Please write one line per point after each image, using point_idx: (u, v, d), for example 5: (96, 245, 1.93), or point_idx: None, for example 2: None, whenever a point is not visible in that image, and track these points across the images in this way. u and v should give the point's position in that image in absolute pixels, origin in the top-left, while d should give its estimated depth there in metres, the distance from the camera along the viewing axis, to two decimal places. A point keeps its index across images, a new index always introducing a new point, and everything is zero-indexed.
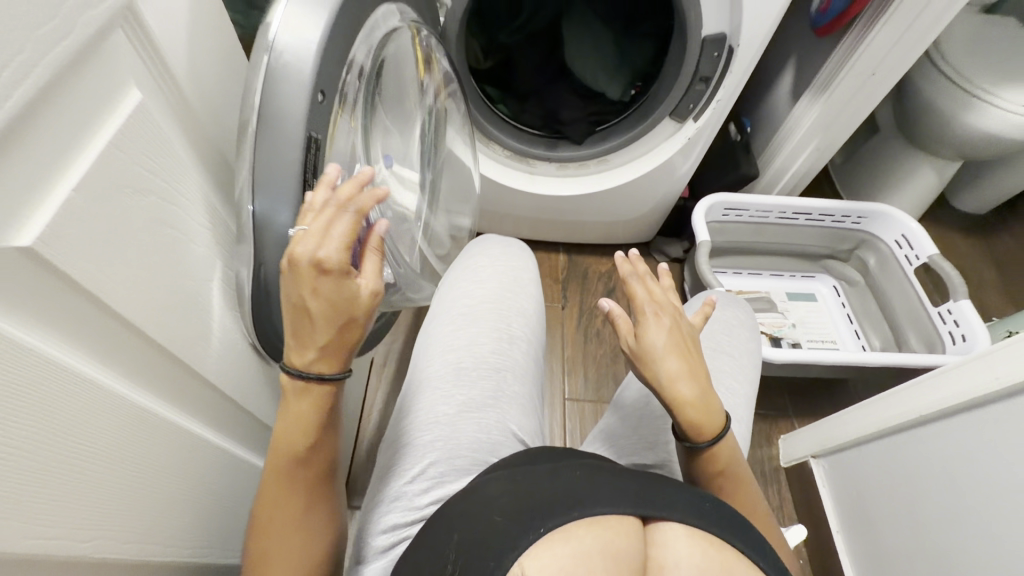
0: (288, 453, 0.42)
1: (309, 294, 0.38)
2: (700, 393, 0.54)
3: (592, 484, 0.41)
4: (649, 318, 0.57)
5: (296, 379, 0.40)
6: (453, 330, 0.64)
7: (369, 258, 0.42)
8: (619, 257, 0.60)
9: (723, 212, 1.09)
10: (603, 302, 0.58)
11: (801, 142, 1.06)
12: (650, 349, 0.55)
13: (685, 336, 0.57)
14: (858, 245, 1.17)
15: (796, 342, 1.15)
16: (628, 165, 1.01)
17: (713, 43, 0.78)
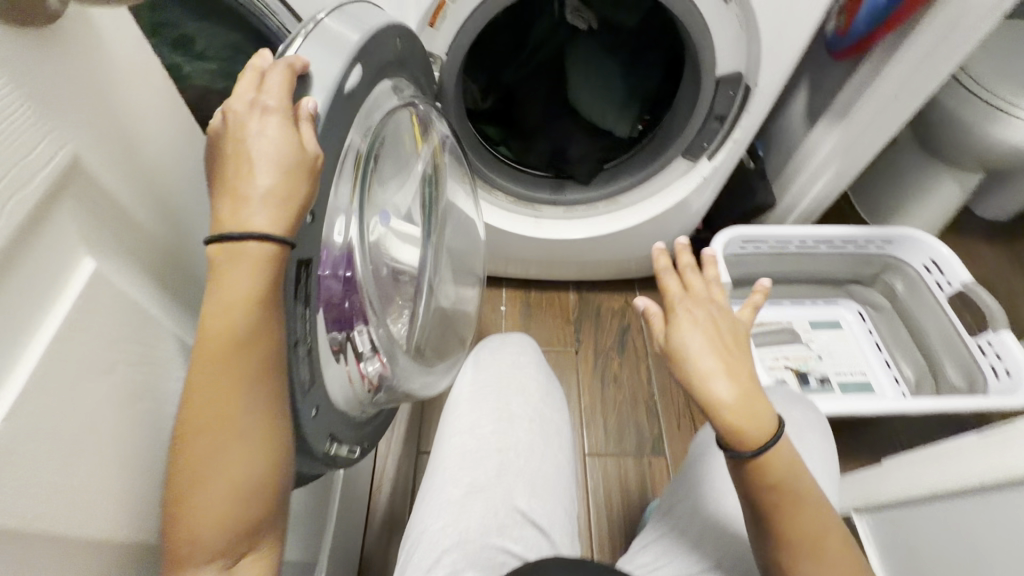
0: (217, 342, 0.31)
1: (246, 139, 0.33)
2: (743, 395, 0.48)
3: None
4: (682, 315, 0.53)
5: (225, 244, 0.31)
6: (464, 416, 0.57)
7: (305, 118, 0.35)
8: (655, 249, 0.58)
9: (741, 246, 1.04)
10: (637, 302, 0.56)
11: (820, 169, 1.00)
12: (685, 347, 0.51)
13: (728, 334, 0.52)
14: (884, 269, 1.12)
15: (824, 376, 1.09)
16: (639, 205, 0.96)
17: (729, 82, 0.73)
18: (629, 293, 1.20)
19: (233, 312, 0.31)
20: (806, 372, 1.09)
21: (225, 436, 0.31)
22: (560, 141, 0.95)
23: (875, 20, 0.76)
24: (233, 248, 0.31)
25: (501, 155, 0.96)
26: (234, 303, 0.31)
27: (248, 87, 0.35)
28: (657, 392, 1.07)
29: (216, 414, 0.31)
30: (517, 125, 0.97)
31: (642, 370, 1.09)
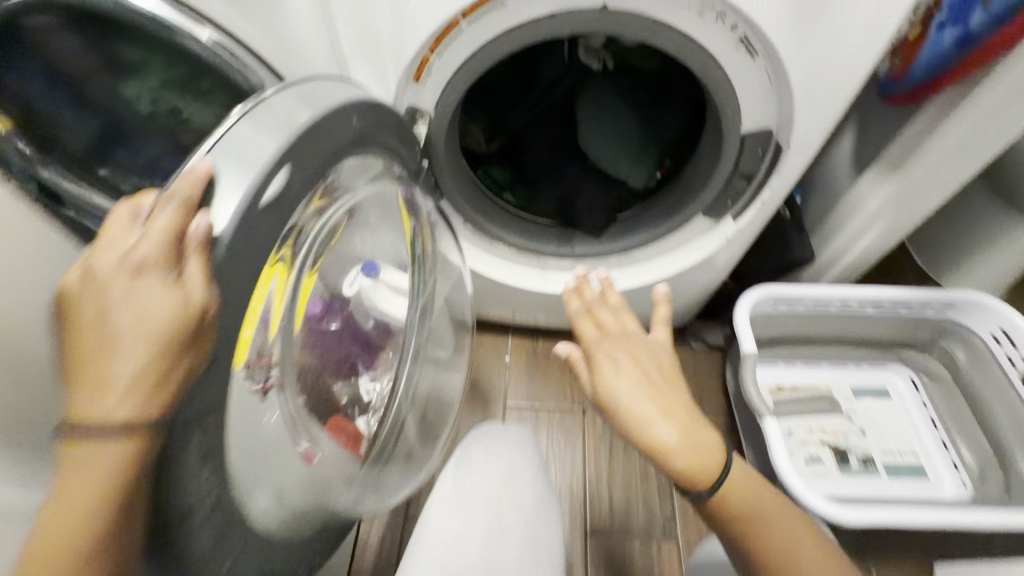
0: (67, 541, 0.28)
1: (115, 301, 0.30)
2: (682, 433, 0.55)
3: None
4: (602, 360, 0.61)
5: (84, 433, 0.29)
6: (450, 539, 0.52)
7: (183, 270, 0.30)
8: (567, 296, 0.69)
9: (773, 305, 0.92)
10: (560, 349, 0.64)
11: (868, 222, 0.87)
12: (615, 393, 0.58)
13: (652, 369, 0.60)
14: (942, 334, 0.98)
15: (867, 456, 0.96)
16: (655, 261, 0.86)
17: (757, 137, 0.63)
18: None
19: (87, 507, 0.28)
20: (847, 450, 0.96)
21: None
22: (569, 189, 0.87)
23: (935, 68, 0.64)
24: (91, 440, 0.29)
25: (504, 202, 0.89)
26: (88, 499, 0.28)
27: (120, 233, 0.32)
28: None
29: None
30: (524, 169, 0.89)
31: None
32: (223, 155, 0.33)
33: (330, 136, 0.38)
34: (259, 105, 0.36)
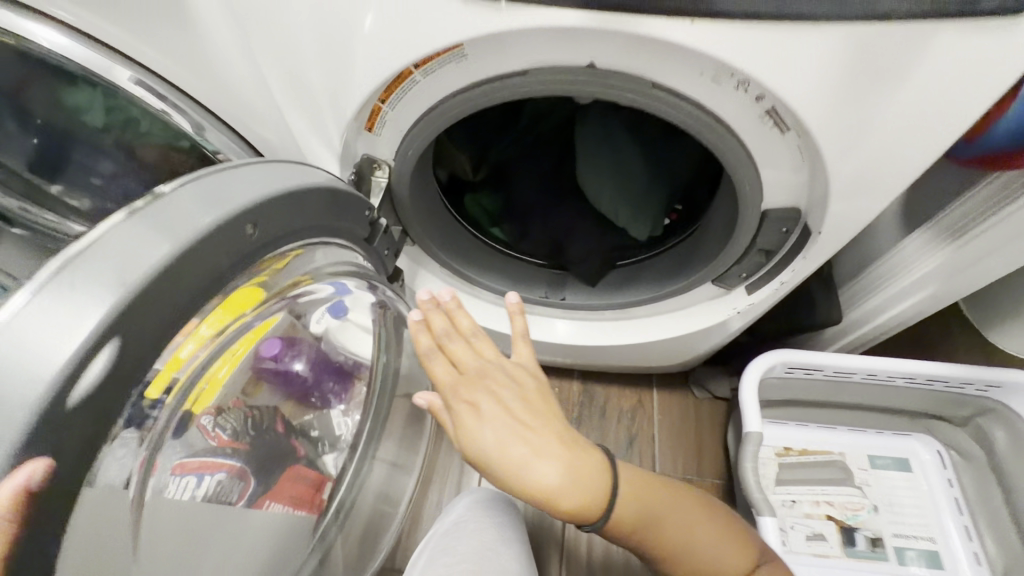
0: None
1: None
2: (563, 470, 0.48)
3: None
4: (463, 405, 0.52)
5: None
6: None
7: None
8: (411, 327, 0.55)
9: (786, 370, 0.82)
10: (417, 400, 0.53)
11: (909, 287, 0.75)
12: (486, 444, 0.50)
13: (514, 401, 0.52)
14: (980, 412, 0.86)
15: (878, 536, 0.87)
16: (654, 320, 0.76)
17: (782, 215, 0.52)
18: (644, 389, 1.02)
19: None
20: (856, 528, 0.87)
21: None
22: (562, 229, 0.77)
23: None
24: None
25: (490, 241, 0.80)
26: None
27: None
28: None
29: None
30: (513, 202, 0.78)
31: None
32: (52, 298, 0.26)
33: (216, 252, 0.31)
34: (143, 209, 0.30)
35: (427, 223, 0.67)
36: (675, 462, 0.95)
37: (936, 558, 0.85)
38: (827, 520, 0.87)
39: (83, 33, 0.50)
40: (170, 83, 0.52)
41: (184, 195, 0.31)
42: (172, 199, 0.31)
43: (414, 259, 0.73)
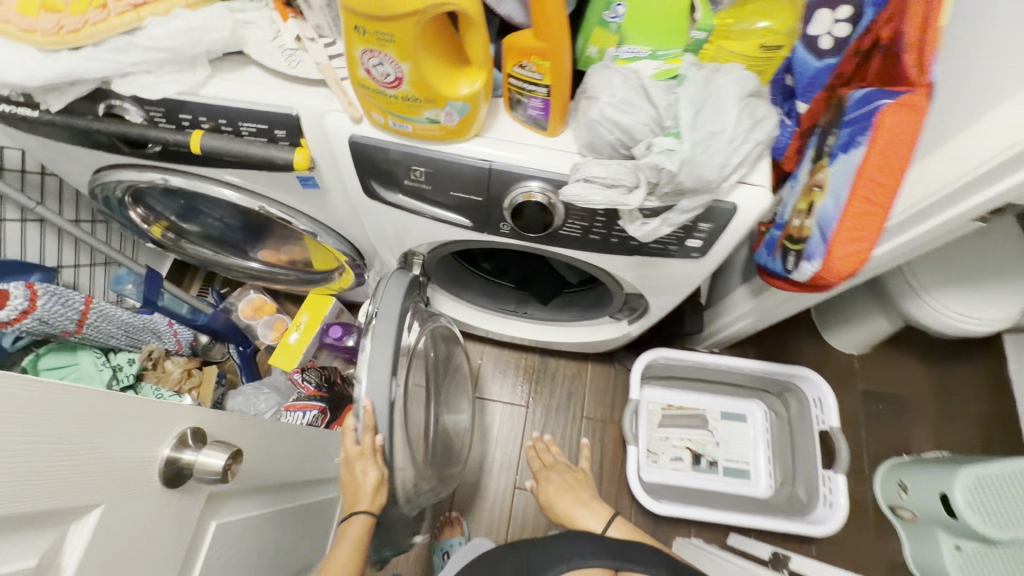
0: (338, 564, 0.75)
1: (354, 473, 0.76)
2: (597, 517, 0.93)
3: (572, 550, 0.70)
4: (548, 485, 1.04)
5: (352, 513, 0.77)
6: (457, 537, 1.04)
7: (376, 458, 0.75)
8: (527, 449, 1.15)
9: (664, 360, 1.31)
10: (526, 483, 1.06)
11: (738, 315, 1.20)
12: (559, 504, 0.99)
13: (573, 484, 1.03)
14: (786, 389, 1.37)
15: (715, 460, 1.40)
16: (581, 329, 1.23)
17: (635, 297, 0.96)
18: (581, 362, 1.50)
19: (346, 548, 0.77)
20: (702, 454, 1.40)
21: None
22: (527, 272, 1.16)
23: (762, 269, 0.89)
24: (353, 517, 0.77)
25: (479, 271, 1.20)
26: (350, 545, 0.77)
27: (349, 442, 0.76)
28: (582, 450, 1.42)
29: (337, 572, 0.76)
30: (496, 252, 1.15)
31: (573, 430, 1.44)
32: (371, 372, 0.72)
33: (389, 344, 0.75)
34: (375, 334, 0.74)
35: (442, 273, 1.10)
36: (597, 410, 1.46)
37: (747, 473, 1.39)
38: (684, 449, 1.40)
39: (246, 191, 0.86)
40: (299, 211, 0.90)
41: (381, 321, 0.75)
42: (377, 327, 0.75)
43: (434, 287, 1.18)
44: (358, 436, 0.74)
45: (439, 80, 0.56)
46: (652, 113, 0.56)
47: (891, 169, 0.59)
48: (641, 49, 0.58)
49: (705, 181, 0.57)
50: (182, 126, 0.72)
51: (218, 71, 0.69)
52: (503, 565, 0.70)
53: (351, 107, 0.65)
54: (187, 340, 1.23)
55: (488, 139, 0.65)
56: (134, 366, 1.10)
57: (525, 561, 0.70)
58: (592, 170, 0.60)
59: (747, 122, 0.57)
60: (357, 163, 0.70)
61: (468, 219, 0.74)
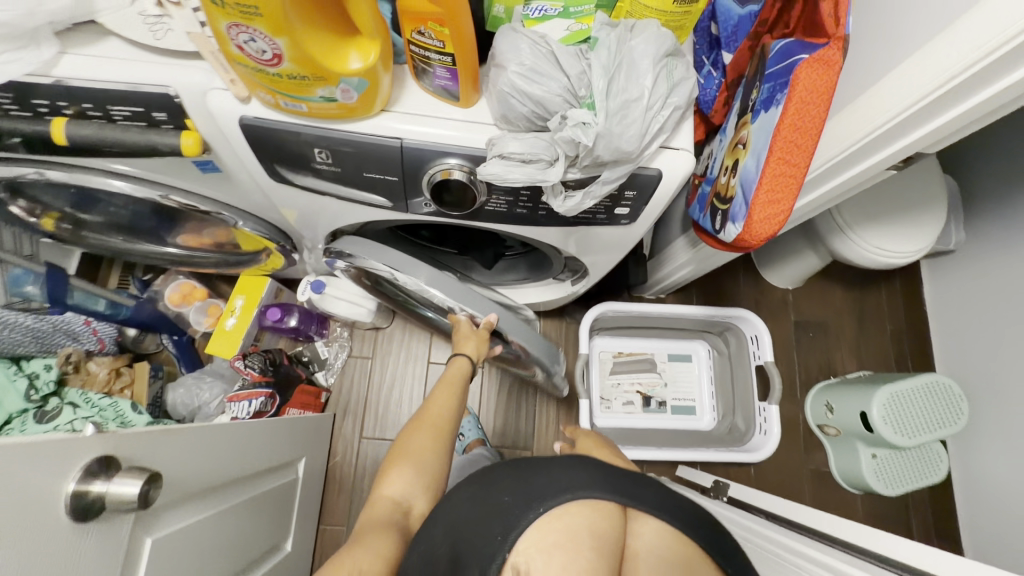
0: (434, 415, 0.82)
1: (463, 337, 0.87)
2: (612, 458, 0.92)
3: (574, 477, 0.55)
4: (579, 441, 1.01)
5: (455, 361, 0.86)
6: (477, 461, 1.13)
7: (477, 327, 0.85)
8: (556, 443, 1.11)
9: (611, 312, 1.35)
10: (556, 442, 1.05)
11: (680, 264, 1.22)
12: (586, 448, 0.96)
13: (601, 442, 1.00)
14: (727, 329, 1.44)
15: (663, 400, 1.48)
16: (527, 290, 1.23)
17: (575, 261, 0.96)
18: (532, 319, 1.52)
19: (443, 398, 0.83)
20: (651, 396, 1.48)
21: (418, 421, 0.81)
22: (469, 239, 1.11)
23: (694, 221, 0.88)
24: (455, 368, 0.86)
25: (420, 240, 1.15)
26: (447, 394, 0.84)
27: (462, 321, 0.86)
28: (538, 402, 1.47)
29: (428, 416, 0.82)
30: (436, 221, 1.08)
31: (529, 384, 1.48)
32: (419, 275, 0.80)
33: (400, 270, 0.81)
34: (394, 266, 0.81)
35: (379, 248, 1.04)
36: None
37: (693, 409, 1.48)
38: (635, 392, 1.47)
39: (137, 180, 0.77)
40: (206, 197, 0.83)
41: (394, 264, 0.81)
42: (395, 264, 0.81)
43: None
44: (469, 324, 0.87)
45: (329, 55, 0.50)
46: (564, 83, 0.52)
47: (809, 130, 0.58)
48: (551, 5, 0.54)
49: (623, 151, 0.54)
50: (41, 114, 0.62)
51: (70, 46, 0.59)
52: (507, 484, 0.56)
53: (236, 85, 0.57)
54: (111, 337, 1.15)
55: (397, 113, 0.60)
56: (53, 372, 1.01)
57: (526, 487, 0.55)
58: (508, 146, 0.56)
59: (665, 85, 0.55)
60: (255, 147, 0.63)
61: (388, 200, 0.69)
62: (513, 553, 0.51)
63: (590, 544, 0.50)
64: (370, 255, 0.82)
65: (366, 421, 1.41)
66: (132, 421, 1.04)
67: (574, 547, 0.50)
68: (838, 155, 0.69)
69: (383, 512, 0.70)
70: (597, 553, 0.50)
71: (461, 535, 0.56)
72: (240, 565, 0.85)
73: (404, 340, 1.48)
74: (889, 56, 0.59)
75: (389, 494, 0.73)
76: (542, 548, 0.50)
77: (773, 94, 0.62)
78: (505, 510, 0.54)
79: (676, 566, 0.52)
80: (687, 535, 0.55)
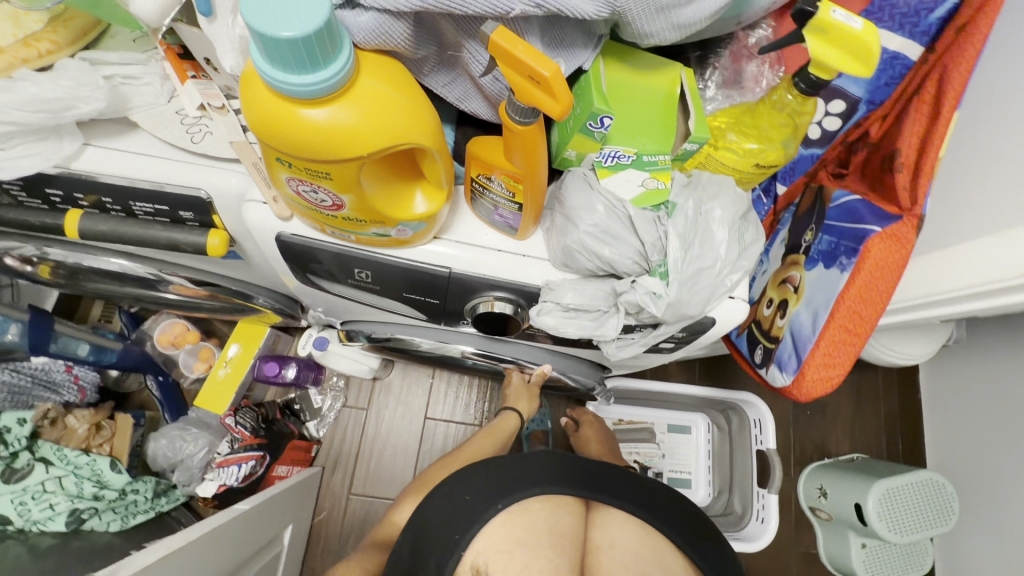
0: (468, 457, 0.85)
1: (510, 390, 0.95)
2: None
3: (538, 474, 0.60)
4: None
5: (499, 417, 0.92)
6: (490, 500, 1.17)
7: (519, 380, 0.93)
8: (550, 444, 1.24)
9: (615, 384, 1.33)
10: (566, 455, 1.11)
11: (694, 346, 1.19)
12: None
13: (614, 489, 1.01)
14: (730, 408, 1.44)
15: (660, 471, 1.44)
16: None
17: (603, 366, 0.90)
18: None
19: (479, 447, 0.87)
20: (648, 466, 1.44)
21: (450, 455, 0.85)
22: None
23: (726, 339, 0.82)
24: (499, 423, 0.92)
25: None
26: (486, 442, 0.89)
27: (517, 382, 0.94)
28: None
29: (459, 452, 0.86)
30: None
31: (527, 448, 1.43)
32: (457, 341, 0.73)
33: (433, 334, 0.72)
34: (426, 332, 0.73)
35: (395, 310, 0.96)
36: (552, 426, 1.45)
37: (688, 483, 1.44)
38: (633, 461, 1.43)
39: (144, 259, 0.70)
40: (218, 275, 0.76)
41: (423, 335, 0.73)
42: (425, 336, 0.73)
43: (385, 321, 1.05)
44: (521, 382, 0.94)
45: (392, 205, 0.45)
46: (637, 247, 0.50)
47: (874, 302, 0.57)
48: (624, 151, 0.50)
49: (687, 316, 0.52)
50: (53, 203, 0.56)
51: (93, 138, 0.53)
52: (469, 483, 0.60)
53: (277, 205, 0.52)
54: (91, 385, 1.08)
55: (448, 241, 0.55)
56: (25, 427, 0.93)
57: (491, 483, 0.60)
58: (565, 297, 0.53)
59: (736, 248, 0.52)
60: (287, 259, 0.59)
61: (422, 313, 0.64)
62: (473, 551, 0.56)
63: (548, 539, 0.55)
64: (390, 332, 0.75)
65: (356, 477, 1.35)
66: (109, 484, 0.97)
67: (534, 538, 0.55)
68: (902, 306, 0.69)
69: (386, 532, 0.72)
70: (560, 551, 0.55)
71: (428, 530, 0.59)
72: None
73: (401, 392, 1.40)
74: (985, 228, 0.61)
75: (400, 518, 0.74)
76: (503, 547, 0.55)
77: (837, 252, 0.58)
78: (465, 508, 0.58)
79: (639, 551, 0.56)
80: (646, 521, 0.60)
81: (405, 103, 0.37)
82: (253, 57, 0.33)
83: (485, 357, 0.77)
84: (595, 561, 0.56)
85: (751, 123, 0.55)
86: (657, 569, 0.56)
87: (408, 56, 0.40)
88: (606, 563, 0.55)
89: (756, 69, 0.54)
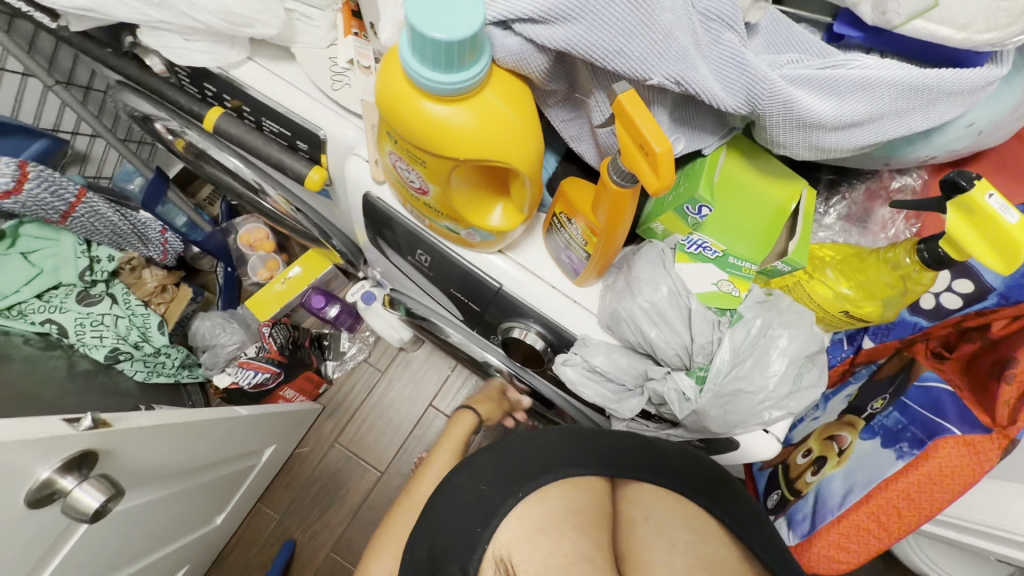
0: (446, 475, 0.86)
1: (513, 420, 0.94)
2: None
3: (555, 453, 0.49)
4: None
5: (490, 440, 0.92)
6: None
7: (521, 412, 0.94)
8: None
9: None
10: None
11: None
12: None
13: None
14: None
15: None
16: None
17: None
18: None
19: None
20: None
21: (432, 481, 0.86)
22: None
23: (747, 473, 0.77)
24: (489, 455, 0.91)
25: None
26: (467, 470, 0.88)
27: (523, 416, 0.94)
28: None
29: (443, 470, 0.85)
30: None
31: None
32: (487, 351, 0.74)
33: (468, 338, 0.74)
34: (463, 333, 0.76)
35: None
36: None
37: None
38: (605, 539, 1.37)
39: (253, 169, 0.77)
40: (308, 205, 0.83)
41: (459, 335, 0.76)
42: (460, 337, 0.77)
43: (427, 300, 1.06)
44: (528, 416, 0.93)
45: (473, 210, 0.46)
46: (685, 342, 0.48)
47: (920, 508, 0.50)
48: (713, 244, 0.48)
49: (707, 431, 0.52)
50: (205, 96, 0.64)
51: (258, 55, 0.60)
52: (483, 471, 0.48)
53: (376, 167, 0.55)
54: (174, 252, 1.20)
55: (510, 259, 0.56)
56: (111, 264, 1.05)
57: (509, 470, 0.48)
58: (595, 359, 0.52)
59: (788, 386, 0.48)
60: (366, 217, 0.62)
61: (466, 316, 0.66)
62: (495, 542, 0.44)
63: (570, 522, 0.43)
64: (428, 313, 0.78)
65: (347, 428, 1.39)
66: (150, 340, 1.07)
67: (556, 525, 0.43)
68: (968, 526, 0.60)
69: None
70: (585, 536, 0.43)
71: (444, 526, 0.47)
72: (174, 534, 0.86)
73: (418, 370, 1.43)
74: None
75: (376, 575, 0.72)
76: (524, 535, 0.43)
77: (901, 434, 0.53)
78: (481, 501, 0.46)
79: (678, 522, 0.44)
80: (680, 495, 0.47)
81: (518, 127, 0.38)
82: (400, 46, 0.36)
83: (508, 376, 0.78)
84: (625, 537, 0.44)
85: (854, 271, 0.50)
86: (691, 534, 0.43)
87: (539, 86, 0.42)
88: (641, 537, 0.43)
89: (886, 215, 0.54)
